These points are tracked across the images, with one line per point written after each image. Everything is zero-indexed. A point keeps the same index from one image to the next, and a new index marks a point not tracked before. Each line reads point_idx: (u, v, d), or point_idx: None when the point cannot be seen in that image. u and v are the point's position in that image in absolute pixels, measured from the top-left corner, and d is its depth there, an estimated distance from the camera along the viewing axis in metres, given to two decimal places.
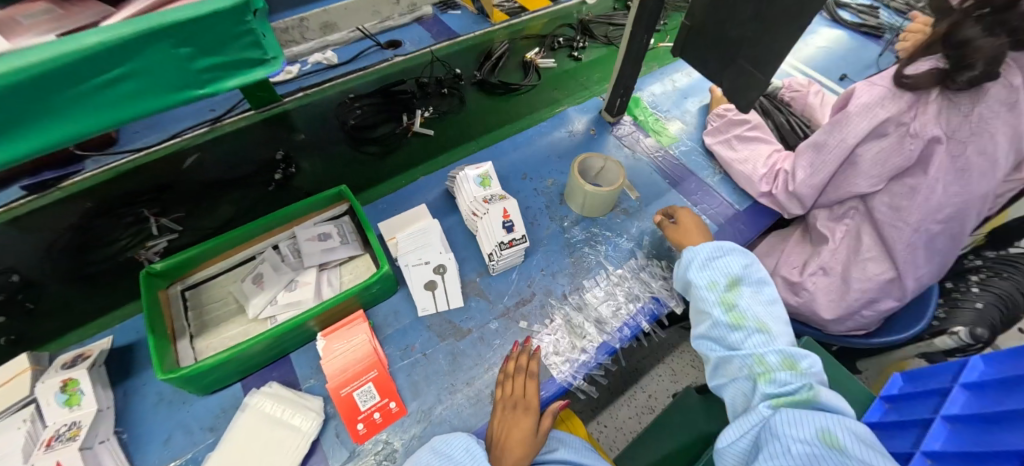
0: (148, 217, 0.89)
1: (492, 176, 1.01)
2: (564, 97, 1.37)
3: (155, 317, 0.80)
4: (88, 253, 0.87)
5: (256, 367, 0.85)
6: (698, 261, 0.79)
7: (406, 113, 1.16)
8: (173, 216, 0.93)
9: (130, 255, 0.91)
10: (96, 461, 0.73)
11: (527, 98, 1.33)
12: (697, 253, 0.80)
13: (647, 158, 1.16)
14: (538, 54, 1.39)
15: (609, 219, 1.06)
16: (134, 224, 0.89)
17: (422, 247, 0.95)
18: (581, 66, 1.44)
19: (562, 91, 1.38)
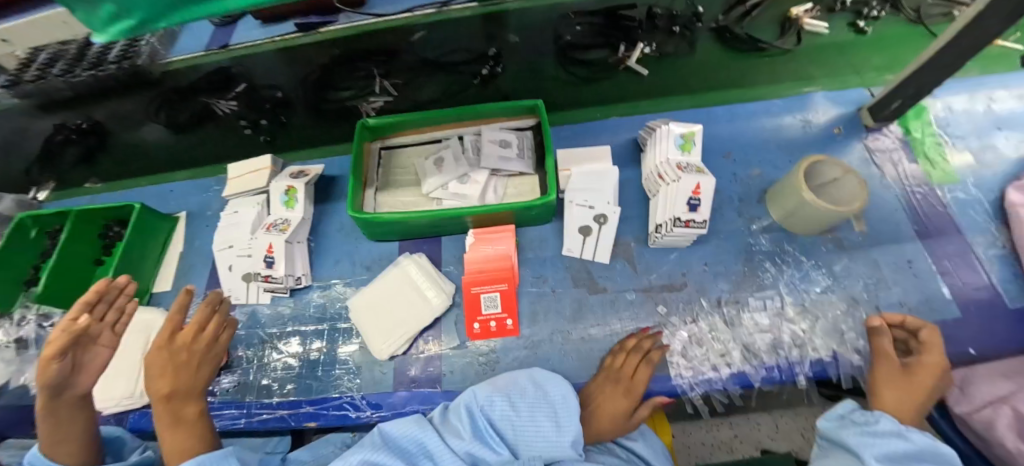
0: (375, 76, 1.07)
1: (697, 141, 0.88)
2: (819, 75, 1.07)
3: (358, 162, 0.93)
4: (330, 92, 1.09)
5: (415, 236, 0.96)
6: (889, 447, 0.57)
7: (625, 43, 1.06)
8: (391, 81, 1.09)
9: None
10: (293, 254, 0.93)
11: (775, 64, 1.09)
12: (898, 439, 0.57)
13: (899, 188, 0.90)
14: (810, 10, 1.08)
15: (811, 242, 0.87)
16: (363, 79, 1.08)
17: (591, 191, 0.91)
18: (859, 42, 1.10)
19: (821, 67, 1.07)
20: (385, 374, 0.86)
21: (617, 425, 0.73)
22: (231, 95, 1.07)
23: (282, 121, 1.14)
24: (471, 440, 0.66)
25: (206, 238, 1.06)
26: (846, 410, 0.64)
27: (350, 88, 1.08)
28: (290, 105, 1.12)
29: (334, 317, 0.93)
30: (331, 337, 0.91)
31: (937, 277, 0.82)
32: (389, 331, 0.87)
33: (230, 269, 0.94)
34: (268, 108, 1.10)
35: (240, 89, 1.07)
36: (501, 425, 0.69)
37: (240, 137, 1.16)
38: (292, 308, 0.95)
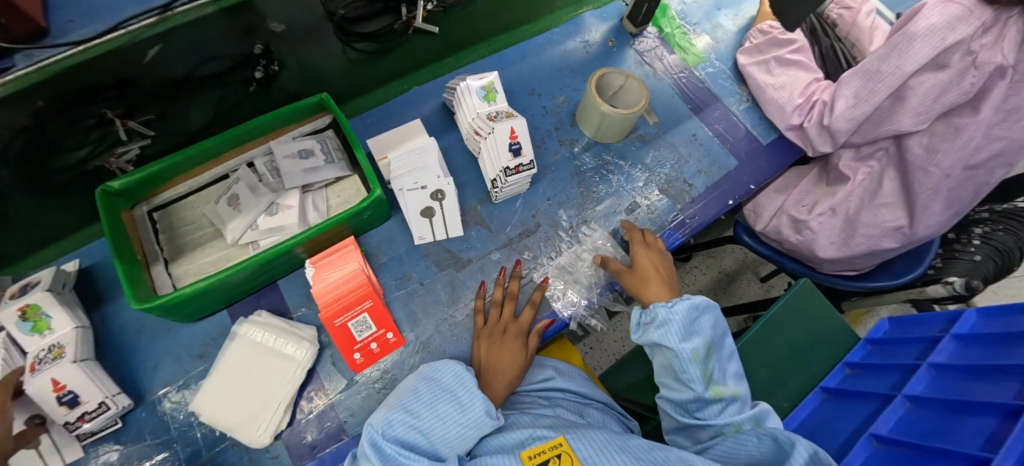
0: (112, 119, 0.72)
1: (498, 88, 0.87)
2: None
3: (121, 241, 0.72)
4: (51, 159, 0.72)
5: (240, 295, 0.80)
6: (678, 323, 0.72)
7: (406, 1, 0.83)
8: (142, 120, 0.75)
9: (98, 163, 0.77)
10: (96, 372, 0.72)
11: None
12: (675, 317, 0.72)
13: (669, 78, 1.04)
14: None
15: (623, 146, 0.97)
16: (97, 127, 0.72)
17: (418, 169, 0.84)
18: None
19: None
20: (277, 457, 0.74)
21: (514, 374, 0.75)
22: None
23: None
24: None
25: None
26: (637, 316, 0.77)
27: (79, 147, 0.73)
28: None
29: (181, 430, 0.75)
30: (188, 454, 0.74)
31: (716, 139, 0.99)
32: (257, 411, 0.73)
33: None
34: None
35: None
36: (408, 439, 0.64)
37: None
38: (118, 449, 0.73)
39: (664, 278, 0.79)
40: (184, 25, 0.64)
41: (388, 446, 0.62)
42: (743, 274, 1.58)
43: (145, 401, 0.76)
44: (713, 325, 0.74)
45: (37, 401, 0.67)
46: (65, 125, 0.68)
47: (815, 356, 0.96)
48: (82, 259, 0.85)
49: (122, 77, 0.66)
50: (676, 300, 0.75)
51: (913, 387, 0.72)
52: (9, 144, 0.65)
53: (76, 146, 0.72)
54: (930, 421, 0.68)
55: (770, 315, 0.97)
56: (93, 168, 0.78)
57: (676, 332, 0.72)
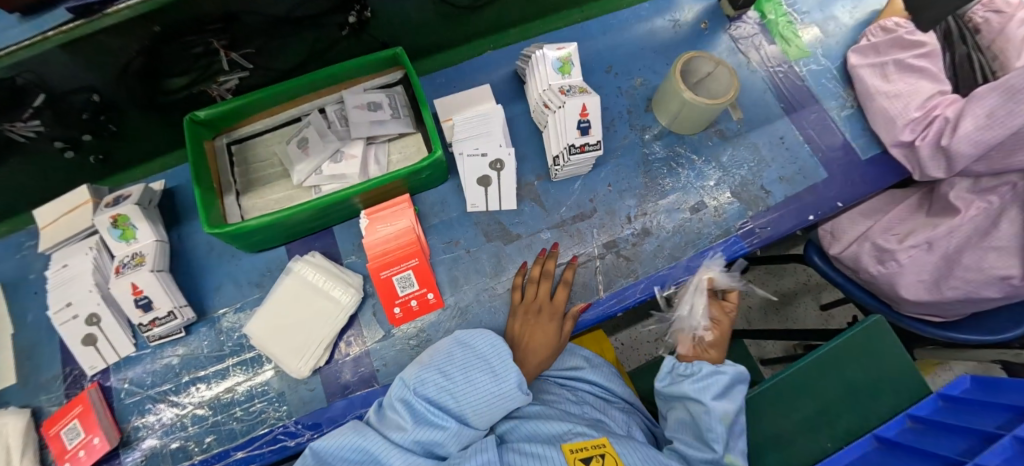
0: (218, 49, 0.76)
1: (575, 61, 0.83)
2: None
3: (201, 168, 0.77)
4: (161, 80, 0.78)
5: (300, 235, 0.85)
6: (708, 384, 0.70)
7: None
8: (243, 53, 0.79)
9: (202, 88, 0.83)
10: (169, 283, 0.79)
11: None
12: (706, 376, 0.71)
13: (764, 71, 0.95)
14: None
15: (699, 140, 0.90)
16: (204, 55, 0.76)
17: (480, 135, 0.83)
18: None
19: None
20: (313, 391, 0.78)
21: (547, 354, 0.75)
22: (31, 114, 0.71)
23: (113, 132, 0.83)
24: (414, 426, 0.62)
25: (39, 306, 0.86)
26: (669, 365, 0.76)
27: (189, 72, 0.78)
28: (118, 108, 0.79)
29: (233, 349, 0.81)
30: (237, 372, 0.80)
31: (806, 145, 0.89)
32: (302, 345, 0.77)
33: (85, 340, 0.78)
34: (86, 118, 0.77)
35: (40, 103, 0.69)
36: (439, 399, 0.66)
37: None
38: (181, 355, 0.81)
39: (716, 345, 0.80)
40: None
41: (419, 405, 0.64)
42: (801, 298, 1.46)
43: (207, 316, 0.83)
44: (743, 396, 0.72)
45: (118, 298, 0.75)
46: (176, 50, 0.72)
47: (875, 398, 0.88)
48: (168, 180, 0.93)
49: (222, 13, 0.69)
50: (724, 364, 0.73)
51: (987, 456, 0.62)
52: (131, 62, 0.71)
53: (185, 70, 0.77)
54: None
55: (830, 347, 0.90)
56: (197, 92, 0.84)
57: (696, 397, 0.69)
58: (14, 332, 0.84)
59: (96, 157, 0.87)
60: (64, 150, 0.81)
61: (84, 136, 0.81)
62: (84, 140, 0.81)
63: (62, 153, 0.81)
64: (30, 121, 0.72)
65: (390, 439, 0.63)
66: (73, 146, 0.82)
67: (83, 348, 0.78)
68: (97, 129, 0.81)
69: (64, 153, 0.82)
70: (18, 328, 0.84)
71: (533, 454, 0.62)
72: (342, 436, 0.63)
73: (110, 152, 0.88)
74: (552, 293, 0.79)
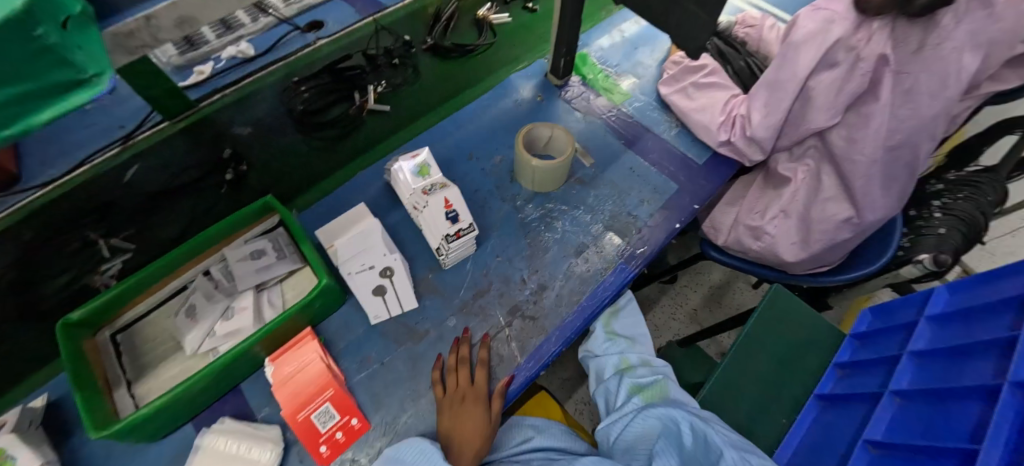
0: (95, 239, 0.86)
1: (431, 163, 0.92)
2: (523, 52, 1.27)
3: (81, 370, 0.74)
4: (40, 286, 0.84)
5: (208, 403, 0.81)
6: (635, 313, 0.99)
7: (358, 91, 1.12)
8: (123, 235, 0.89)
9: (85, 281, 0.86)
10: None
11: (485, 59, 1.26)
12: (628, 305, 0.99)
13: (599, 119, 1.10)
14: (490, 9, 1.31)
15: (564, 191, 1.00)
16: (84, 248, 0.85)
17: (364, 251, 0.87)
18: (537, 18, 1.36)
19: (521, 47, 1.28)
20: None
21: (480, 442, 0.76)
22: None
23: None
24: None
25: None
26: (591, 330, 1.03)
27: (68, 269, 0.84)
28: None
29: None
30: None
31: (652, 168, 1.02)
32: None
33: None
34: None
35: None
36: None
37: None
38: None
39: None
40: (147, 146, 0.87)
41: None
42: (734, 284, 1.57)
43: None
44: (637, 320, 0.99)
45: None
46: (50, 250, 0.82)
47: (804, 365, 0.92)
48: (51, 391, 0.85)
49: (101, 203, 0.85)
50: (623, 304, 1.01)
51: (898, 382, 0.71)
52: (6, 273, 0.79)
53: (62, 270, 0.84)
54: (917, 414, 0.67)
55: (749, 331, 0.95)
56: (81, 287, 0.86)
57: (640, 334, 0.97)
58: None
59: None
60: None
61: None
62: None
63: None
64: None
65: None
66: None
67: None
68: None
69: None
70: None
71: None
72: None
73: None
74: (473, 375, 0.80)
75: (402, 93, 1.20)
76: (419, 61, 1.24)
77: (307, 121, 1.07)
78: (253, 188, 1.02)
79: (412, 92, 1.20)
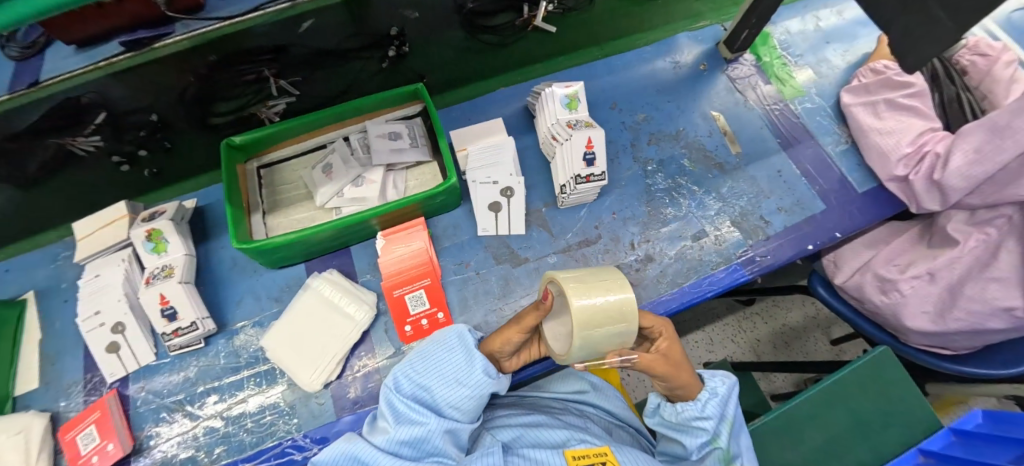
0: (268, 77, 0.95)
1: (582, 98, 0.90)
2: (707, 10, 1.17)
3: (233, 188, 0.84)
4: (213, 104, 0.96)
5: (320, 253, 0.89)
6: (707, 414, 0.66)
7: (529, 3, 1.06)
8: (291, 80, 0.98)
9: (252, 111, 0.98)
10: (194, 295, 0.84)
11: (665, 5, 1.15)
12: (706, 412, 0.67)
13: (760, 108, 1.02)
14: None
15: (699, 173, 0.96)
16: (255, 83, 0.95)
17: (492, 166, 0.89)
18: None
19: (707, 3, 1.18)
20: (322, 404, 0.80)
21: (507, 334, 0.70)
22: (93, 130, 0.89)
23: (166, 148, 1.00)
24: (395, 426, 0.63)
25: (68, 314, 0.91)
26: (658, 403, 0.72)
27: (240, 96, 0.96)
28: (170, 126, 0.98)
29: (249, 362, 0.84)
30: (251, 384, 0.82)
31: (803, 178, 0.94)
32: (314, 360, 0.80)
33: (109, 348, 0.83)
34: (143, 136, 0.95)
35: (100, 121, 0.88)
36: (418, 397, 0.66)
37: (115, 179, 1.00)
38: (197, 366, 0.84)
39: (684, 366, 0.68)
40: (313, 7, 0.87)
41: (399, 404, 0.64)
42: (810, 332, 1.43)
43: (226, 329, 0.86)
44: (735, 403, 0.70)
45: (146, 307, 0.80)
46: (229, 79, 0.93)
47: (886, 433, 0.86)
48: (199, 198, 0.99)
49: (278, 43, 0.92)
50: (704, 394, 0.69)
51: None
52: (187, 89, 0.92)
53: (238, 95, 0.96)
54: None
55: (838, 379, 0.88)
56: (248, 115, 0.99)
57: (716, 404, 0.67)
58: (42, 338, 0.89)
59: (151, 171, 1.01)
60: (121, 163, 0.97)
61: (140, 151, 0.97)
62: (139, 154, 0.97)
63: (119, 166, 0.98)
64: (88, 136, 0.90)
65: (374, 444, 0.63)
66: (129, 160, 0.98)
67: (105, 355, 0.82)
68: (152, 145, 0.97)
69: (121, 167, 0.98)
70: (46, 336, 0.89)
71: (536, 458, 0.64)
72: (336, 448, 0.63)
73: (164, 167, 1.01)
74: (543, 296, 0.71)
75: (573, 18, 1.12)
76: None
77: (474, 22, 1.05)
78: (409, 71, 1.07)
79: (582, 19, 1.12)
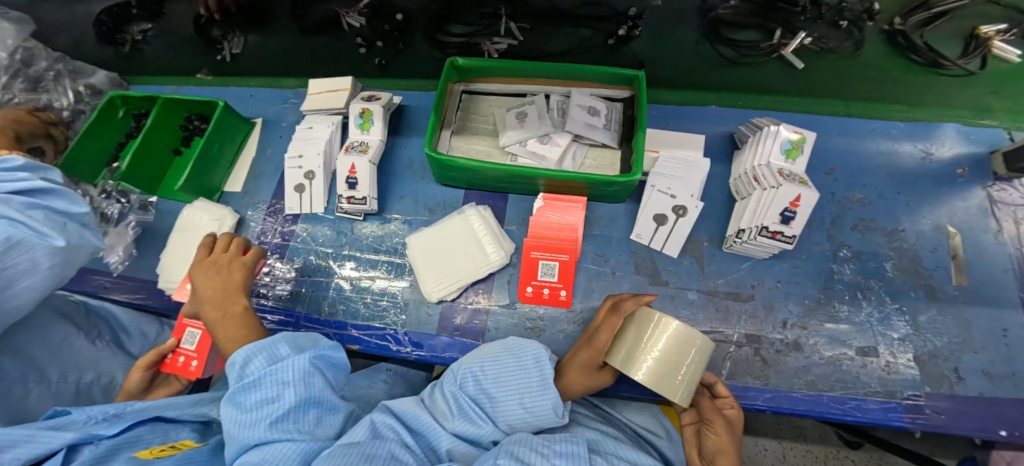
0: (501, 15, 1.06)
1: (806, 149, 0.81)
2: (1002, 108, 0.96)
3: (442, 101, 0.91)
4: (452, 24, 1.10)
5: (481, 187, 0.94)
6: None
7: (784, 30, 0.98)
8: (519, 25, 1.06)
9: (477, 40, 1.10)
10: (373, 177, 0.94)
11: (946, 86, 0.98)
12: None
13: (1015, 249, 0.83)
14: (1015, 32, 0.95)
15: (899, 286, 0.82)
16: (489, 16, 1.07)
17: (677, 178, 0.85)
18: None
19: (1004, 100, 0.96)
20: (430, 315, 0.87)
21: (582, 377, 0.64)
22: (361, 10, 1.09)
23: (399, 48, 1.13)
24: (455, 419, 0.59)
25: (276, 148, 1.08)
26: None
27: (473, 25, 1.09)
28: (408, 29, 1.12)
29: (389, 251, 0.93)
30: (383, 269, 0.92)
31: None
32: (442, 276, 0.86)
33: (299, 189, 0.98)
34: (386, 29, 1.11)
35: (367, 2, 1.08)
36: (479, 402, 0.61)
37: (353, 56, 1.16)
38: (350, 233, 0.96)
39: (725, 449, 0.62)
40: None
41: (462, 401, 0.60)
42: None
43: (383, 215, 0.97)
44: None
45: (338, 169, 0.93)
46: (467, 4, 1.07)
47: None
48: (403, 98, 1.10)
49: None
50: None
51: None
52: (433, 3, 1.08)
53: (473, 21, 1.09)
54: None
55: None
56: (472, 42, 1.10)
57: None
58: (256, 158, 1.08)
59: (379, 61, 1.14)
60: (361, 46, 1.14)
61: (378, 42, 1.13)
62: (376, 43, 1.13)
63: (358, 48, 1.14)
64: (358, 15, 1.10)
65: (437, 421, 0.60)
66: (366, 46, 1.14)
67: (294, 192, 0.98)
68: (388, 39, 1.12)
69: (359, 49, 1.15)
70: (259, 157, 1.08)
71: None
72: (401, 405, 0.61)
73: (389, 61, 1.14)
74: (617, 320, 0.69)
75: (826, 62, 1.01)
76: (870, 39, 1.00)
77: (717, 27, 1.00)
78: (630, 55, 1.05)
79: (840, 67, 1.01)
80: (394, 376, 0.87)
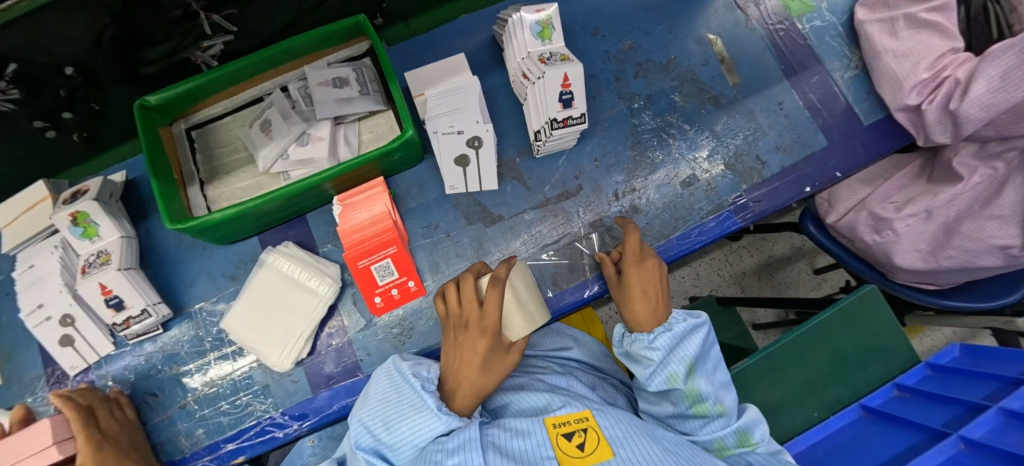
0: (197, 11, 0.67)
1: (556, 24, 0.77)
2: None
3: (159, 159, 0.73)
4: (140, 49, 0.71)
5: (272, 223, 0.81)
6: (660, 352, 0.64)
7: None
8: (225, 14, 0.70)
9: (185, 56, 0.76)
10: (140, 281, 0.76)
11: None
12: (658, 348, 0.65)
13: (763, 29, 0.89)
14: None
15: (692, 109, 0.86)
16: (184, 20, 0.68)
17: (456, 111, 0.77)
18: None
19: None
20: (296, 381, 0.77)
21: (479, 376, 0.61)
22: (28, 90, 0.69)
23: (95, 110, 0.80)
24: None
25: (13, 308, 0.84)
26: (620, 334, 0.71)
27: (169, 38, 0.71)
28: (98, 85, 0.75)
29: (214, 345, 0.79)
30: (220, 366, 0.79)
31: (805, 111, 0.85)
32: (280, 339, 0.75)
33: (62, 342, 0.77)
34: (65, 96, 0.73)
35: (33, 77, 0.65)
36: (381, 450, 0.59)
37: None
38: (159, 352, 0.79)
39: (650, 298, 0.68)
40: None
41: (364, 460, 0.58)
42: (794, 263, 1.42)
43: (184, 312, 0.80)
44: (701, 343, 0.66)
45: (88, 299, 0.73)
46: (153, 17, 0.64)
47: (864, 371, 0.86)
48: (131, 170, 0.88)
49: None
50: (659, 330, 0.66)
51: (971, 429, 0.63)
52: (104, 30, 0.64)
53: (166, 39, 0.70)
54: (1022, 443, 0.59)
55: (822, 319, 0.87)
56: (181, 60, 0.77)
57: (667, 338, 0.65)
58: None
59: (81, 135, 0.83)
60: (43, 129, 0.78)
61: (64, 114, 0.77)
62: (63, 117, 0.77)
63: (42, 132, 0.78)
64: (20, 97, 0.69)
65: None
66: (52, 124, 0.78)
67: (60, 349, 0.77)
68: (78, 107, 0.77)
69: (45, 133, 0.79)
70: None
71: (517, 429, 0.60)
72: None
73: (95, 131, 0.84)
74: (483, 289, 0.65)
75: None
76: None
77: None
78: None
79: None
80: (321, 441, 0.82)
